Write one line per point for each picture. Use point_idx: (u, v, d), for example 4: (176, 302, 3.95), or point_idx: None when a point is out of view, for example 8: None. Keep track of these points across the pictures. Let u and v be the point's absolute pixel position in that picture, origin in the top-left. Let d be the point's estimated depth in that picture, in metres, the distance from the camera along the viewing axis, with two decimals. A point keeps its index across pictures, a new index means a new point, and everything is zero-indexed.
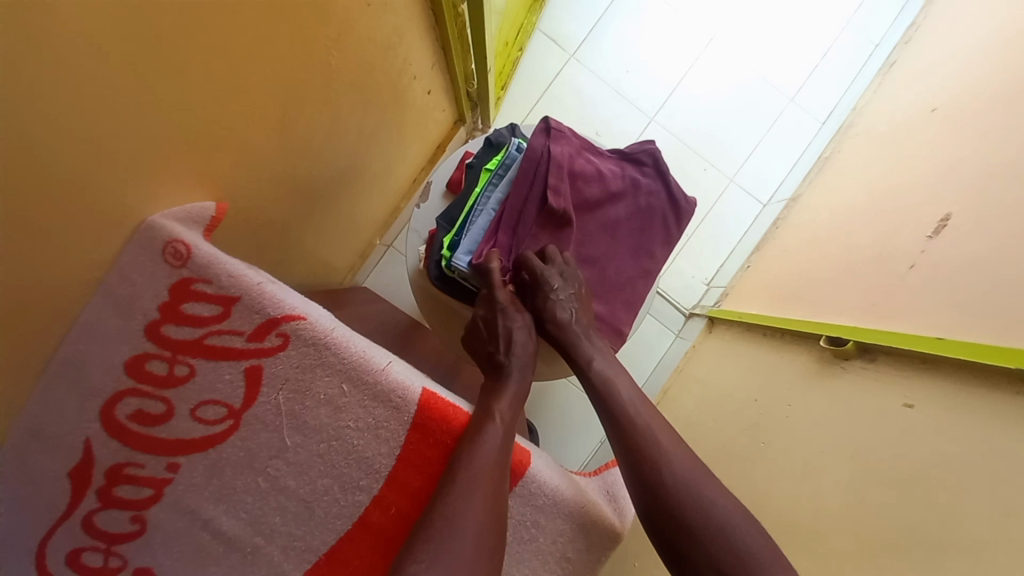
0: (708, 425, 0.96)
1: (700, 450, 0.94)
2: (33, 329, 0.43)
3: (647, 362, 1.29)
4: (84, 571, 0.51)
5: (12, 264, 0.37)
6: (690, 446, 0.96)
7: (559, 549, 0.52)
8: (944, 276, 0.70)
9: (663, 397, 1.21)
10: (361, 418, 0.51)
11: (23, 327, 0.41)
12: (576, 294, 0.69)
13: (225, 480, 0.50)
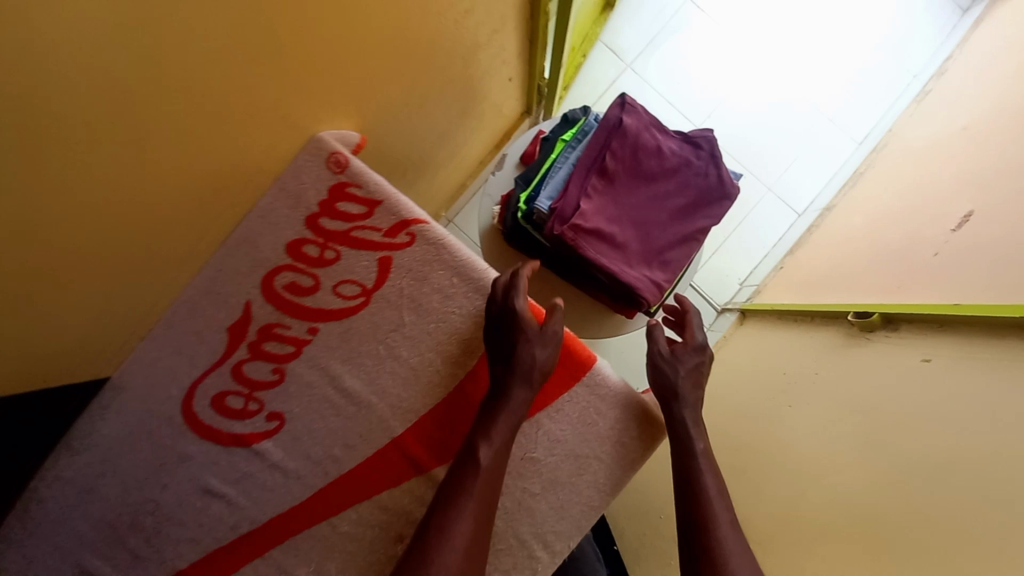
0: (737, 398, 1.04)
1: (728, 419, 1.02)
2: (226, 192, 0.56)
3: None
4: (227, 411, 0.62)
5: (237, 136, 0.51)
6: (719, 417, 1.05)
7: (615, 434, 0.62)
8: (965, 260, 0.79)
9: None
10: (464, 306, 0.62)
11: (224, 187, 0.55)
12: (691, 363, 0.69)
13: (352, 345, 0.62)
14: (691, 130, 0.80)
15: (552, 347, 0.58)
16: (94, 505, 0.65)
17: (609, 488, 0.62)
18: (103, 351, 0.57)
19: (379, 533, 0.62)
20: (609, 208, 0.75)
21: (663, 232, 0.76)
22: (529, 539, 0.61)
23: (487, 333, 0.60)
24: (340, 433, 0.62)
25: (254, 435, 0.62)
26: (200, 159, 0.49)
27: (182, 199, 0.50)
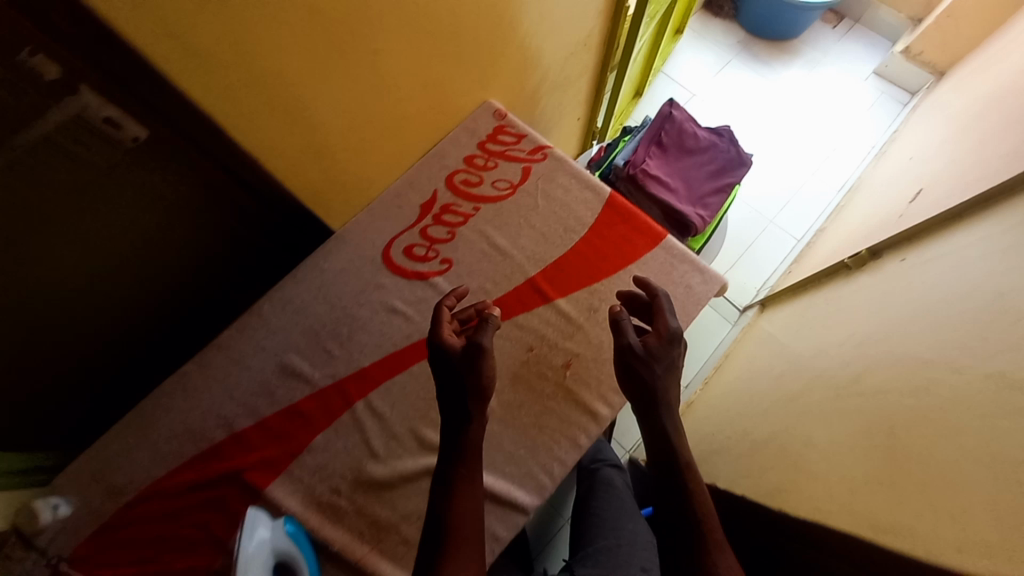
0: (769, 351, 1.26)
1: (762, 363, 1.22)
2: (434, 107, 0.94)
3: (708, 344, 1.61)
4: (412, 256, 0.90)
5: (453, 68, 0.91)
6: (755, 365, 1.25)
7: (685, 280, 0.87)
8: (917, 208, 1.12)
9: (722, 362, 1.50)
10: (579, 197, 0.94)
11: (433, 102, 0.93)
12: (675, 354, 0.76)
13: (502, 217, 0.92)
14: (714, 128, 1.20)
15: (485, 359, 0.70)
16: (304, 320, 0.86)
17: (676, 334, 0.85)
18: (344, 187, 0.90)
19: (515, 343, 0.85)
20: (662, 166, 1.11)
21: (701, 184, 1.10)
22: None
23: (435, 369, 0.72)
24: (490, 273, 0.89)
25: (429, 273, 0.89)
26: (437, 79, 0.90)
27: (423, 87, 0.89)
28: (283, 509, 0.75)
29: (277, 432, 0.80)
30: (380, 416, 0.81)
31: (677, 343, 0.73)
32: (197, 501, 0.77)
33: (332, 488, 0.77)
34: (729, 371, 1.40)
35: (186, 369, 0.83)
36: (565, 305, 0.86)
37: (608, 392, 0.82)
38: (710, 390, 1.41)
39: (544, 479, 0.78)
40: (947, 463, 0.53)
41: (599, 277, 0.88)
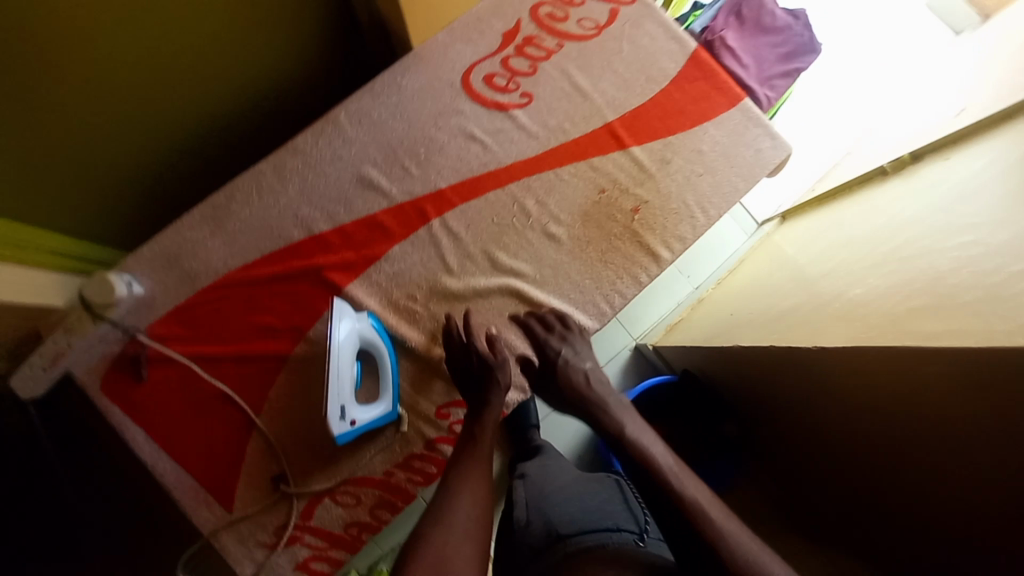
0: (794, 250, 1.33)
1: (790, 260, 1.29)
2: None
3: (724, 250, 1.63)
4: (492, 86, 0.88)
5: None
6: (781, 263, 1.32)
7: (757, 143, 0.91)
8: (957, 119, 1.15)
9: (739, 265, 1.57)
10: (665, 48, 0.93)
11: None
12: (575, 351, 0.77)
13: (586, 58, 0.91)
14: (791, 11, 1.20)
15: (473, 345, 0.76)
16: (381, 134, 0.85)
17: (743, 193, 0.89)
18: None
19: (589, 183, 0.87)
20: (739, 38, 1.12)
21: (772, 64, 1.13)
22: (692, 204, 0.88)
23: (456, 380, 0.77)
24: (571, 113, 0.88)
25: (509, 105, 0.88)
26: None
27: None
28: (363, 307, 0.79)
29: (355, 238, 0.82)
30: (456, 236, 0.83)
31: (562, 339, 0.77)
32: (275, 293, 0.79)
33: (408, 294, 0.81)
34: (748, 270, 1.48)
35: (261, 168, 0.82)
36: (641, 152, 0.88)
37: (670, 239, 0.87)
38: (725, 288, 1.49)
39: (605, 308, 0.84)
40: (1001, 287, 0.60)
41: (677, 131, 0.89)
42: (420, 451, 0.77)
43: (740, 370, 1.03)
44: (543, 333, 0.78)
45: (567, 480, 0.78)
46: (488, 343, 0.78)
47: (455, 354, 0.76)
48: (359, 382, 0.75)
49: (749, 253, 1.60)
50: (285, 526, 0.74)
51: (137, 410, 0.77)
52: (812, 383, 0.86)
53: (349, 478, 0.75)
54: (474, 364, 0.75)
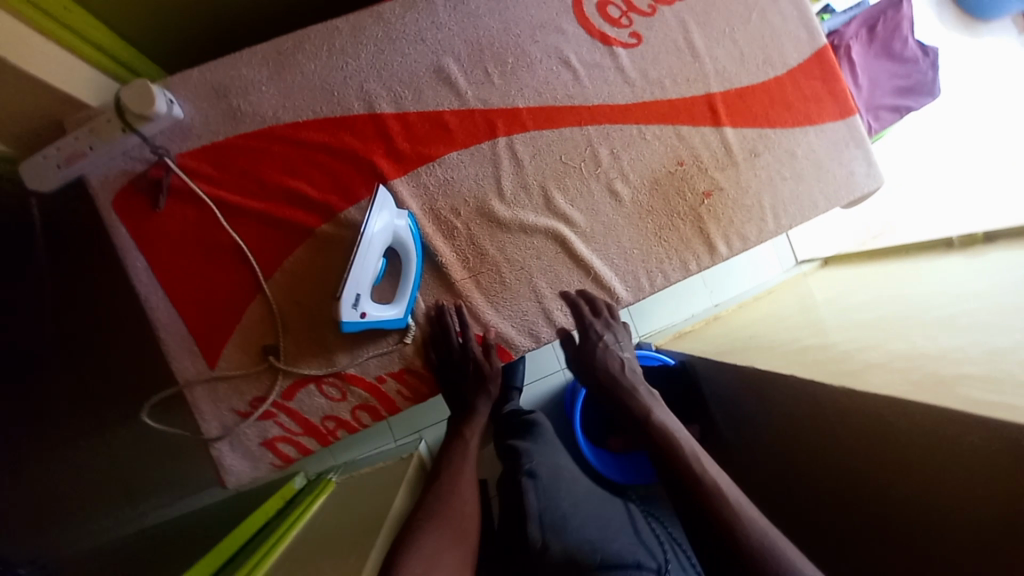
0: (832, 296, 1.26)
1: (825, 304, 1.23)
2: None
3: (754, 276, 1.56)
4: (604, 14, 0.80)
5: None
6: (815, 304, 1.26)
7: (851, 166, 0.84)
8: None
9: (765, 294, 1.50)
10: (793, 34, 0.85)
11: None
12: (615, 341, 0.75)
13: (708, 18, 0.83)
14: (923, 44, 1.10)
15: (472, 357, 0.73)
16: (473, 28, 0.77)
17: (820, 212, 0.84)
18: None
19: (669, 151, 0.80)
20: (861, 55, 1.03)
21: (885, 94, 1.05)
22: (765, 206, 0.82)
23: (438, 370, 0.74)
24: (676, 70, 0.81)
25: (615, 41, 0.80)
26: None
27: None
28: (402, 206, 0.74)
29: (415, 131, 0.75)
30: (518, 162, 0.77)
31: (608, 326, 0.75)
32: (317, 162, 0.73)
33: (451, 208, 0.76)
34: (775, 301, 1.42)
35: (338, 25, 0.75)
36: (733, 136, 0.81)
37: (732, 235, 0.81)
38: (745, 313, 1.43)
39: (645, 284, 0.80)
40: None
41: (776, 125, 0.83)
42: (418, 367, 0.74)
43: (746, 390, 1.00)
44: (591, 316, 0.75)
45: (577, 496, 0.78)
46: (484, 347, 0.74)
47: (450, 352, 0.73)
48: (379, 279, 0.70)
49: (777, 286, 1.53)
50: (264, 399, 0.71)
51: (144, 238, 0.72)
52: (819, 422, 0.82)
53: (340, 372, 0.72)
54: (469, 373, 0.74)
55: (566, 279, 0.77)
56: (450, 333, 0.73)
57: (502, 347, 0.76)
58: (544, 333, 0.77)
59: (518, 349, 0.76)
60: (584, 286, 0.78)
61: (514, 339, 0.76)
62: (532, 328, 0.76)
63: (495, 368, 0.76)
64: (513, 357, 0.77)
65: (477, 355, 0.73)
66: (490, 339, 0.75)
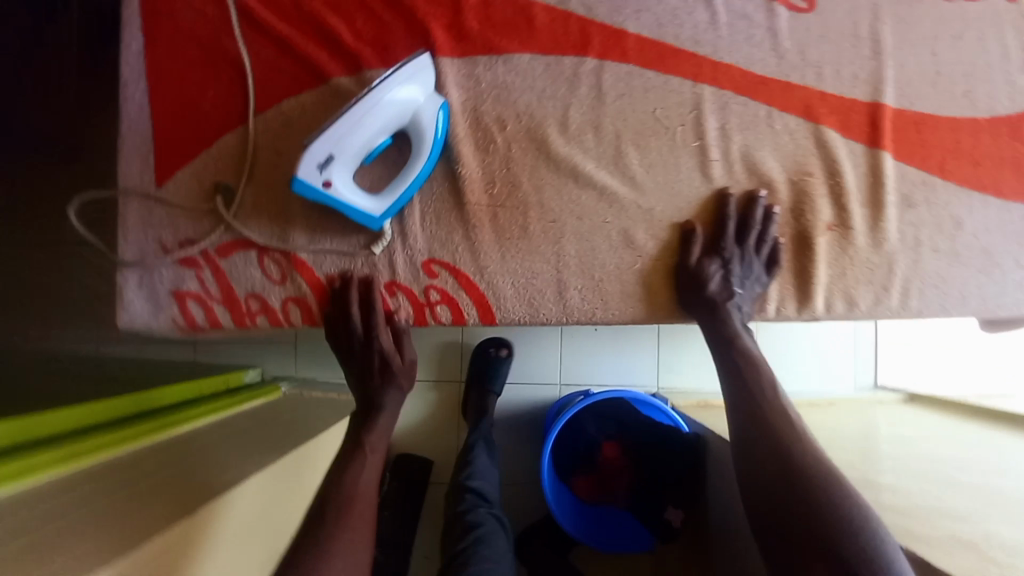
0: (912, 437, 0.98)
1: (899, 442, 0.95)
2: None
3: (822, 380, 1.27)
4: None
5: None
6: (887, 439, 0.98)
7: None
8: None
9: (825, 403, 1.21)
10: (1012, 75, 0.63)
11: None
12: (751, 273, 0.59)
13: (909, 16, 0.63)
14: None
15: (376, 348, 0.58)
16: None
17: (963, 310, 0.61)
18: None
19: (796, 154, 0.60)
20: None
21: None
22: (897, 276, 0.60)
23: (338, 353, 0.60)
24: (842, 61, 0.61)
25: None
26: None
27: None
28: (441, 91, 0.58)
29: (493, 12, 0.60)
30: (601, 94, 0.59)
31: (756, 250, 0.59)
32: (366, 4, 0.59)
33: (497, 116, 0.59)
34: (833, 417, 1.13)
35: None
36: (887, 167, 0.60)
37: (836, 292, 0.60)
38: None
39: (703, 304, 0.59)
40: None
41: (948, 178, 0.61)
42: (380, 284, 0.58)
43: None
44: (734, 237, 0.58)
45: None
46: (398, 336, 0.59)
47: (353, 341, 0.58)
48: (370, 159, 0.54)
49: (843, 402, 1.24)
50: (194, 243, 0.58)
51: (149, 18, 0.61)
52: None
53: (289, 252, 0.57)
54: (374, 364, 0.59)
55: (601, 258, 0.59)
56: (353, 318, 0.57)
57: (489, 305, 0.58)
58: (547, 311, 0.59)
59: (507, 317, 0.59)
60: (620, 277, 0.59)
61: (507, 302, 0.58)
62: (535, 298, 0.58)
63: (411, 359, 0.61)
64: (498, 324, 0.59)
65: (384, 346, 0.58)
66: (479, 291, 0.58)
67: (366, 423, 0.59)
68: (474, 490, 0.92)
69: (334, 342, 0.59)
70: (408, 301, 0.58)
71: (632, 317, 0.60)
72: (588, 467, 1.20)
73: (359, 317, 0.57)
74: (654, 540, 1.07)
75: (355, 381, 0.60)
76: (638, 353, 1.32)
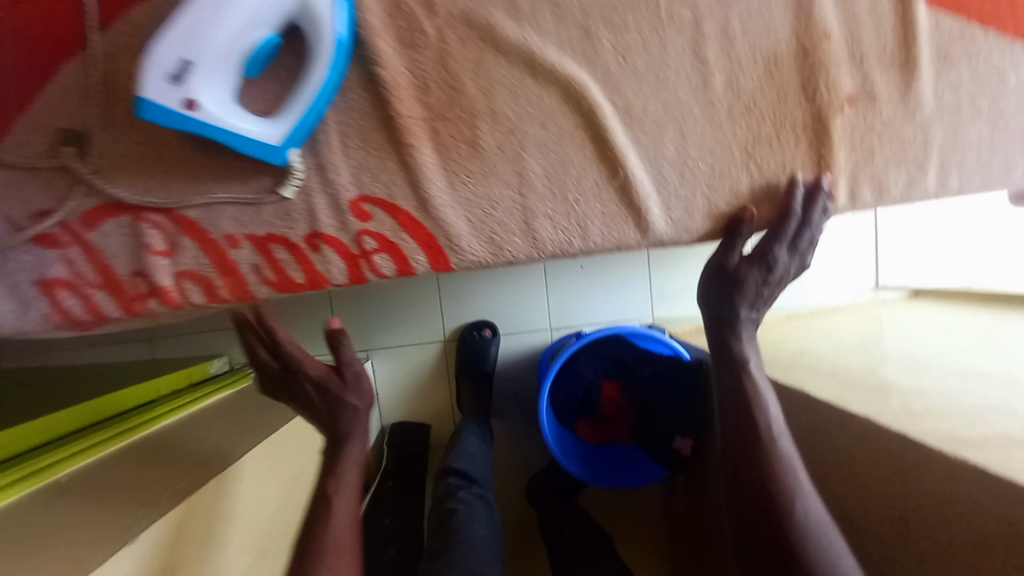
0: (918, 331, 0.94)
1: (906, 338, 0.92)
2: None
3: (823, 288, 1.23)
4: None
5: None
6: (892, 336, 0.94)
7: None
8: None
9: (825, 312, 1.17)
10: None
11: None
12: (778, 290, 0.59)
13: None
14: None
15: (352, 360, 0.64)
16: None
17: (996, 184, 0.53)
18: None
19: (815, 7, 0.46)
20: None
21: None
22: (933, 152, 0.51)
23: (276, 381, 0.65)
24: None
25: None
26: None
27: None
28: None
29: None
30: None
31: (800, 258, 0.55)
32: None
33: None
34: (834, 322, 1.10)
35: None
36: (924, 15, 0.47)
37: (863, 178, 0.51)
38: (793, 326, 1.11)
39: (701, 214, 0.50)
40: None
41: (999, 18, 0.49)
42: (298, 243, 0.46)
43: (798, 425, 0.73)
44: (786, 242, 0.53)
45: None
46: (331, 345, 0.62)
47: (285, 367, 0.63)
48: (255, 70, 0.40)
49: (844, 309, 1.19)
50: (48, 215, 0.44)
51: None
52: (908, 497, 0.55)
53: (179, 213, 0.45)
54: (304, 389, 0.64)
55: (574, 173, 0.47)
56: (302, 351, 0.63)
57: (437, 250, 0.47)
58: (513, 247, 0.48)
59: (463, 260, 0.48)
60: (599, 195, 0.48)
61: (463, 241, 0.47)
62: (497, 232, 0.47)
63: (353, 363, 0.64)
64: (454, 270, 0.48)
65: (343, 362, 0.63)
66: (426, 232, 0.46)
67: (339, 449, 0.62)
68: (459, 471, 0.88)
69: (275, 373, 0.65)
70: (338, 255, 0.46)
71: (615, 245, 0.49)
72: (593, 410, 1.15)
73: (306, 347, 0.63)
74: (665, 471, 1.04)
75: (311, 412, 0.65)
76: (631, 287, 1.24)
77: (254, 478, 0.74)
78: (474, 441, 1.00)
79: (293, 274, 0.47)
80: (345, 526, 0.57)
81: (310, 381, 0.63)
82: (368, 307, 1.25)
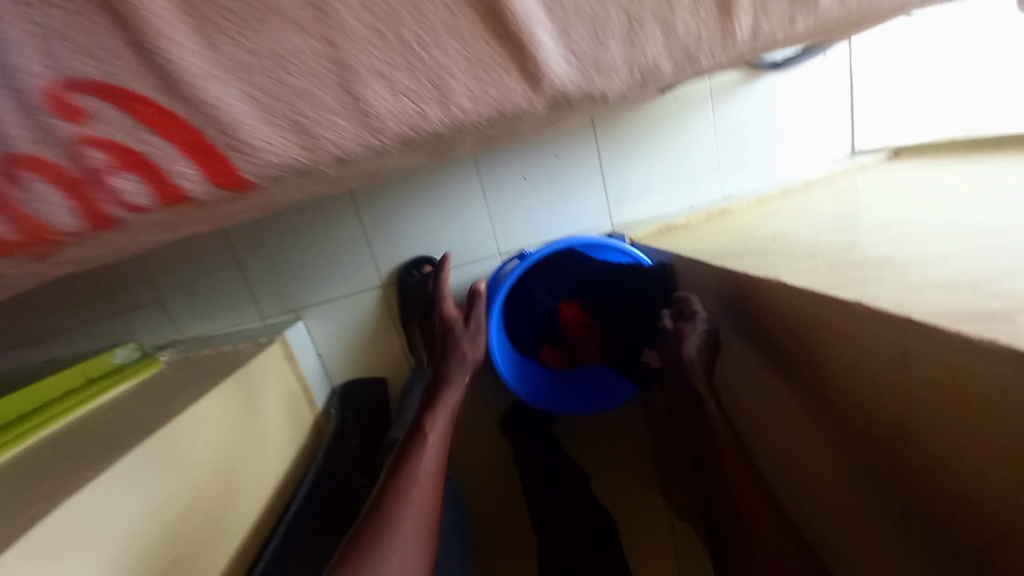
0: (898, 195, 0.82)
1: (887, 204, 0.80)
2: None
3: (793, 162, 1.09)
4: None
5: None
6: (870, 205, 0.82)
7: None
8: None
9: (799, 189, 1.03)
10: None
11: None
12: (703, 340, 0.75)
13: None
14: None
15: (480, 337, 0.84)
16: None
17: None
18: None
19: None
20: None
21: None
22: None
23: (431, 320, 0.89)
24: None
25: None
26: None
27: None
28: None
29: None
30: None
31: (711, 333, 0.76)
32: None
33: None
34: (804, 198, 0.98)
35: None
36: None
37: None
38: (761, 210, 0.99)
39: (523, 70, 0.44)
40: None
41: None
42: (74, 175, 0.38)
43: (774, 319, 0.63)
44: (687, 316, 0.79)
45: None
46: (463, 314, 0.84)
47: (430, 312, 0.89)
48: None
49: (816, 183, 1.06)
50: None
51: None
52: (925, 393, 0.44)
53: None
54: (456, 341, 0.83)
55: (358, 37, 0.39)
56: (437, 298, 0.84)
57: (223, 164, 0.41)
58: (391, 121, 0.43)
59: (343, 145, 0.43)
60: (395, 62, 0.41)
61: (337, 125, 0.42)
62: (366, 104, 0.41)
63: (477, 349, 0.83)
64: (249, 183, 0.42)
65: (460, 327, 0.83)
66: (183, 128, 0.39)
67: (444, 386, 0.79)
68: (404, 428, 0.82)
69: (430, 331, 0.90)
70: (142, 182, 0.40)
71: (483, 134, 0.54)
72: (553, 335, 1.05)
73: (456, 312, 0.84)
74: (635, 385, 0.95)
75: (436, 342, 0.88)
76: (582, 193, 1.07)
77: (196, 438, 0.73)
78: (418, 400, 0.94)
79: (55, 220, 0.40)
80: (428, 473, 0.67)
81: (443, 321, 0.83)
82: (282, 261, 1.07)
